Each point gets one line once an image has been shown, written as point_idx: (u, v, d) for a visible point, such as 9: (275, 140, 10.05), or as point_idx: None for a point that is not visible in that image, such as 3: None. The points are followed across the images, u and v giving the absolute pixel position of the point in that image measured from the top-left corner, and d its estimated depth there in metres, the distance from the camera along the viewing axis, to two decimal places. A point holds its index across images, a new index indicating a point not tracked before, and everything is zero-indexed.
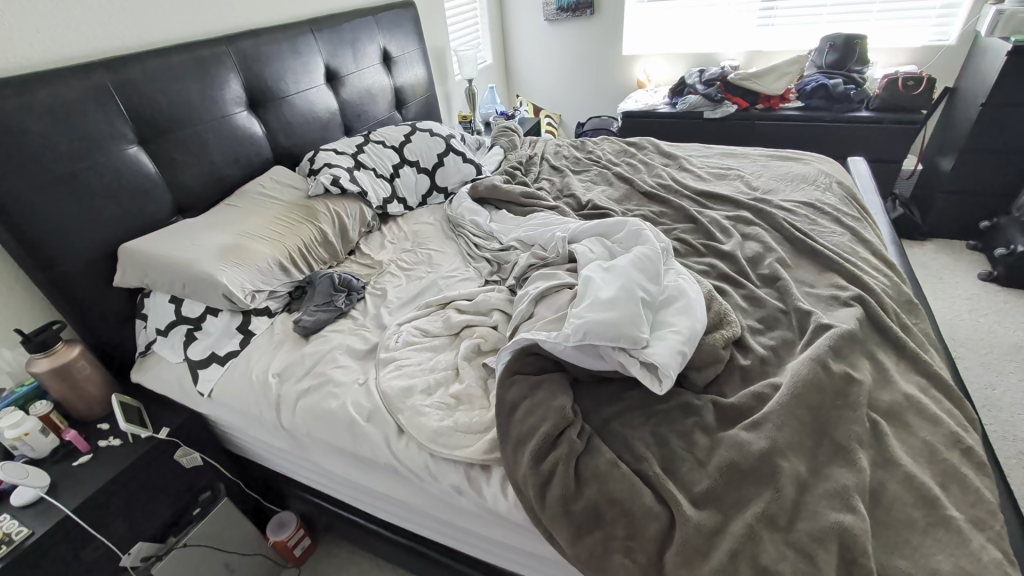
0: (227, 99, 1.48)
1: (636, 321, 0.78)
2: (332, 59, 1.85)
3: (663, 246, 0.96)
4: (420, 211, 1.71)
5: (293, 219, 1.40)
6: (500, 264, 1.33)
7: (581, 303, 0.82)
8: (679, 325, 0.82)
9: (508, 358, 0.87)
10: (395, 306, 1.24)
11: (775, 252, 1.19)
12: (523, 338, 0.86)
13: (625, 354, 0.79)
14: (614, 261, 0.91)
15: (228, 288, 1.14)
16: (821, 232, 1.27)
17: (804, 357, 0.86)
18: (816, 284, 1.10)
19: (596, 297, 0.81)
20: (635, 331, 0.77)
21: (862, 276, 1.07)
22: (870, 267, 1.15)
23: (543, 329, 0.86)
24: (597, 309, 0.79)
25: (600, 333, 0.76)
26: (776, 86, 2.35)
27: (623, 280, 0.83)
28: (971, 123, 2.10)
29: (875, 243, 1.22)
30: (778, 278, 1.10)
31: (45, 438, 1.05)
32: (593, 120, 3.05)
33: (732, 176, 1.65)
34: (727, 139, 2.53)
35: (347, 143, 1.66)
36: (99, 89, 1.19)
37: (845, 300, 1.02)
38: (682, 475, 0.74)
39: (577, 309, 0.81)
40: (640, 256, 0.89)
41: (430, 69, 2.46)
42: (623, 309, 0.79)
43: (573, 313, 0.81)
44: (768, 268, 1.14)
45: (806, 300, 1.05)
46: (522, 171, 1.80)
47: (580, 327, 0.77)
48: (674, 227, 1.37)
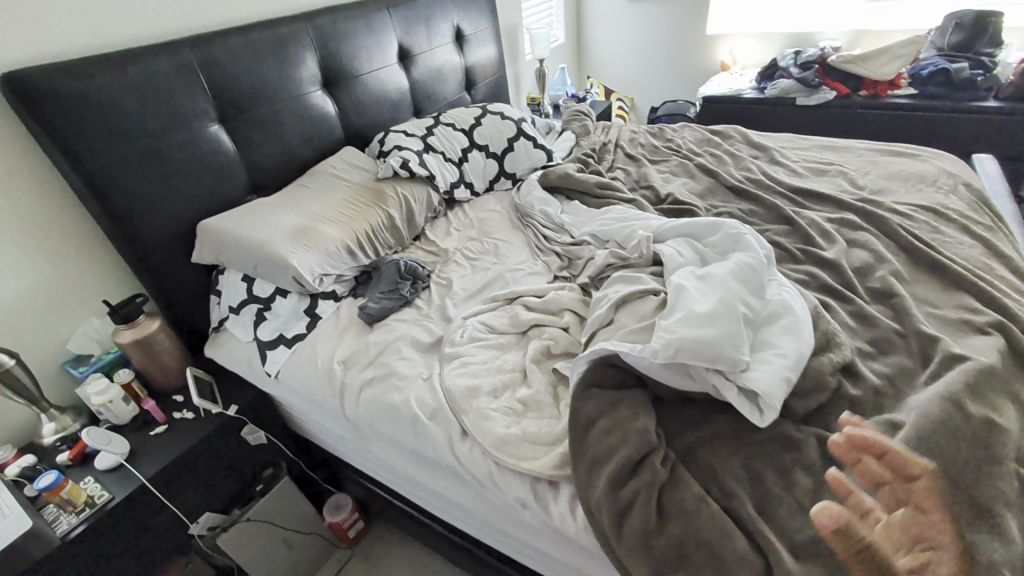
0: (304, 78, 1.47)
1: (736, 341, 0.68)
2: (406, 36, 1.81)
3: (766, 254, 0.85)
4: (487, 198, 1.65)
5: (362, 201, 1.38)
6: (572, 260, 1.26)
7: (670, 315, 0.74)
8: (786, 348, 0.71)
9: (584, 368, 0.81)
10: (461, 297, 1.20)
11: (890, 263, 1.04)
12: (603, 348, 0.79)
13: (721, 377, 0.70)
14: (708, 268, 0.81)
15: (298, 270, 1.14)
16: (945, 242, 1.11)
17: (932, 394, 0.73)
18: (940, 304, 0.95)
19: (690, 309, 0.72)
20: (735, 353, 0.68)
21: (1002, 299, 0.91)
22: (1009, 287, 0.98)
23: (625, 340, 0.78)
24: (690, 324, 0.70)
25: (694, 352, 0.68)
26: (884, 71, 2.12)
27: (722, 291, 0.74)
28: None
29: (1014, 259, 1.04)
30: (895, 294, 0.96)
31: (126, 406, 1.10)
32: (668, 105, 2.88)
33: (833, 172, 1.48)
34: (821, 128, 2.30)
35: (417, 125, 1.63)
36: (185, 66, 1.20)
37: (982, 326, 0.86)
38: (781, 520, 0.65)
39: (665, 321, 0.73)
40: (740, 265, 0.78)
41: (501, 49, 2.38)
42: (722, 325, 0.69)
43: (660, 325, 0.73)
44: (881, 281, 1.00)
45: (930, 322, 0.91)
46: (596, 159, 1.70)
47: (670, 343, 0.69)
48: (766, 229, 1.24)
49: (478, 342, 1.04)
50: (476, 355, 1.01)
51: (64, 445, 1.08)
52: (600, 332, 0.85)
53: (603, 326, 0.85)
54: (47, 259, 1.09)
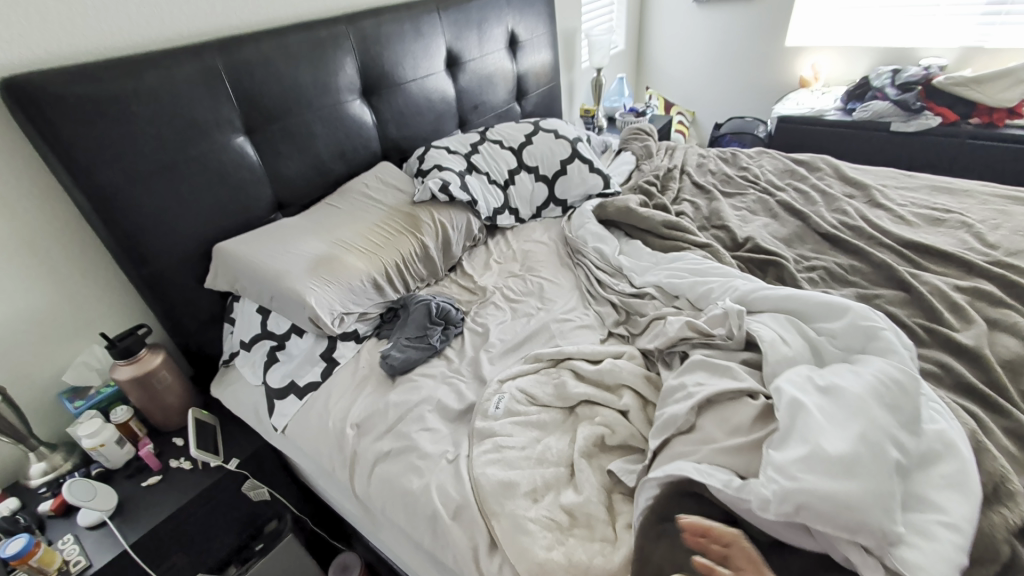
0: (342, 86, 1.33)
1: (891, 505, 0.47)
2: (456, 41, 1.66)
3: (910, 356, 0.63)
4: (534, 226, 1.48)
5: (394, 228, 1.23)
6: (631, 316, 1.07)
7: (785, 447, 0.53)
8: (958, 514, 0.50)
9: (655, 492, 0.61)
10: (497, 352, 1.03)
11: None
12: (685, 473, 0.59)
13: (856, 548, 0.48)
14: (832, 375, 0.60)
15: (315, 311, 0.99)
16: None
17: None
18: None
19: (819, 446, 0.51)
20: (887, 523, 0.47)
21: None
22: None
23: (715, 467, 0.59)
24: (820, 472, 0.49)
25: (825, 517, 0.48)
26: (1002, 97, 1.87)
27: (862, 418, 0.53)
28: None
29: None
30: None
31: (120, 449, 0.99)
32: (734, 121, 2.72)
33: (952, 221, 1.25)
34: (917, 158, 2.07)
35: (461, 141, 1.47)
36: (209, 71, 1.07)
37: None
38: None
39: (778, 456, 0.53)
40: (884, 376, 0.57)
41: (557, 56, 2.21)
42: (867, 478, 0.48)
43: (771, 462, 0.53)
44: None
45: None
46: (659, 188, 1.52)
47: (790, 497, 0.49)
48: (872, 294, 1.02)
49: (515, 417, 0.87)
50: (514, 435, 0.84)
51: (49, 491, 0.97)
52: (676, 440, 0.66)
53: (681, 433, 0.66)
54: (45, 281, 0.98)
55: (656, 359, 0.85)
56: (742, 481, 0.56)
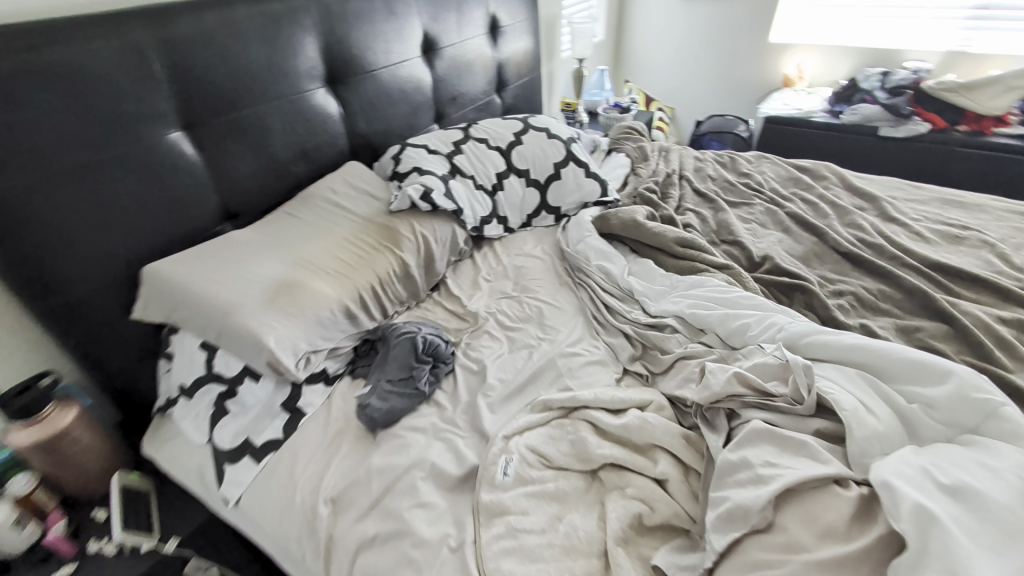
0: (302, 71, 1.12)
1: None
2: (434, 23, 1.46)
3: None
4: (525, 237, 1.33)
5: (368, 243, 1.04)
6: (649, 350, 0.94)
7: None
8: None
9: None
10: (497, 397, 0.87)
11: None
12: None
13: None
14: (953, 467, 0.49)
15: (276, 355, 0.79)
16: None
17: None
18: None
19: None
20: None
21: None
22: None
23: None
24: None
25: None
26: (993, 105, 1.88)
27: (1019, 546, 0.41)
28: None
29: None
30: None
31: (18, 533, 0.75)
32: (714, 120, 2.62)
33: (971, 240, 1.23)
34: (901, 164, 2.06)
35: (442, 139, 1.29)
36: (133, 48, 0.84)
37: None
38: None
39: None
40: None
41: (539, 44, 2.04)
42: None
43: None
44: None
45: None
46: (660, 197, 1.40)
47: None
48: (911, 325, 0.96)
49: (531, 488, 0.72)
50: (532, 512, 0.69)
51: None
52: (750, 541, 0.53)
53: (754, 532, 0.53)
54: None
55: (697, 414, 0.72)
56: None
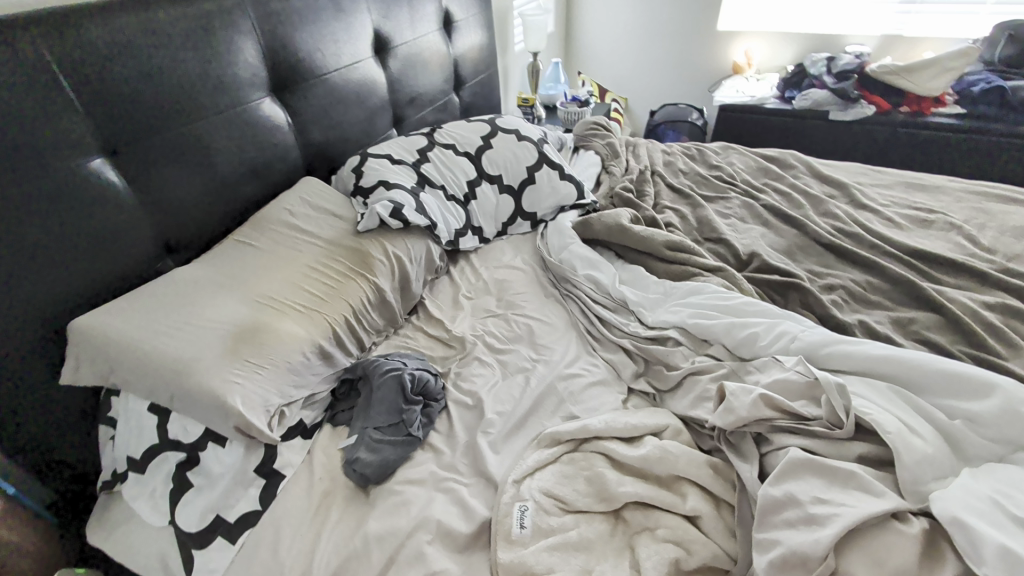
0: (243, 79, 0.98)
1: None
2: (385, 19, 1.34)
3: None
4: (502, 247, 1.24)
5: (336, 269, 0.92)
6: (652, 366, 0.88)
7: None
8: None
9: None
10: (499, 434, 0.79)
11: None
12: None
13: None
14: (1021, 494, 0.47)
15: (245, 417, 0.68)
16: None
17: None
18: None
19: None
20: None
21: None
22: None
23: None
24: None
25: None
26: (928, 87, 1.95)
27: None
28: None
29: None
30: None
31: None
32: (667, 108, 2.61)
33: (939, 222, 1.25)
34: (852, 147, 2.12)
35: (406, 147, 1.19)
36: (33, 61, 0.70)
37: None
38: None
39: None
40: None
41: (494, 38, 1.94)
42: None
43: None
44: None
45: None
46: (637, 195, 1.36)
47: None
48: (905, 317, 0.96)
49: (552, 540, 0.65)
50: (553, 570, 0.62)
51: None
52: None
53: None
54: None
55: (720, 440, 0.67)
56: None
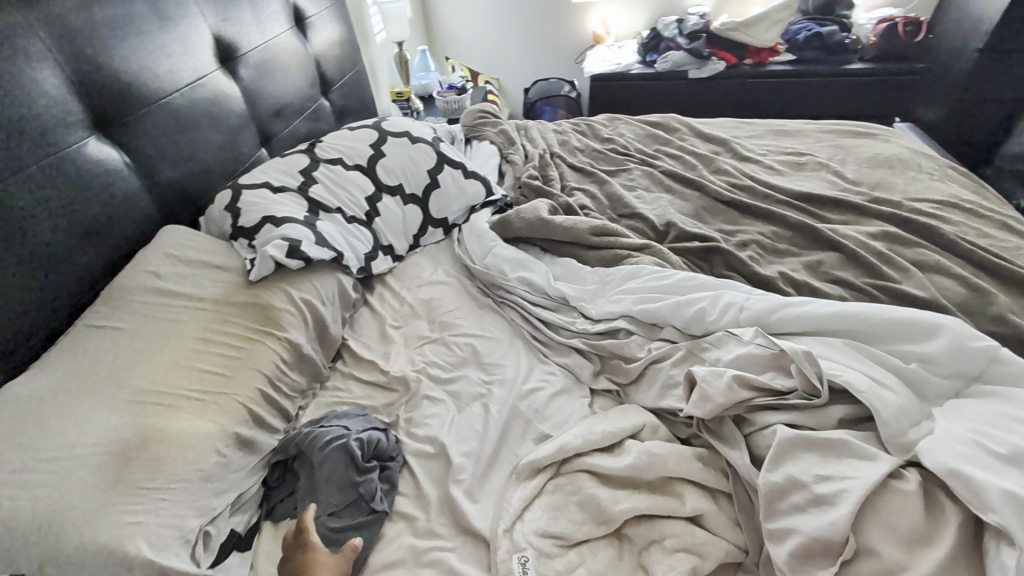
0: (50, 118, 0.76)
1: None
2: (225, 22, 1.13)
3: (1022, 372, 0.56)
4: (418, 261, 1.13)
5: (235, 334, 0.76)
6: (609, 361, 0.83)
7: None
8: None
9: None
10: (472, 479, 0.70)
11: (996, 296, 0.83)
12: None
13: None
14: (998, 431, 0.50)
15: (159, 563, 0.53)
16: (1005, 249, 0.94)
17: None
18: None
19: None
20: None
21: None
22: None
23: None
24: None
25: None
26: (766, 38, 2.14)
27: None
28: (963, 70, 1.99)
29: None
30: None
31: None
32: (540, 85, 2.61)
33: (810, 164, 1.28)
34: (714, 101, 2.26)
35: (285, 170, 1.02)
36: None
37: None
38: None
39: None
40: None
41: (353, 31, 1.77)
42: None
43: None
44: (1005, 323, 0.78)
45: None
46: (544, 181, 1.30)
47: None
48: (813, 260, 0.97)
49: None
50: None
51: None
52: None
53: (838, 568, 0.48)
54: None
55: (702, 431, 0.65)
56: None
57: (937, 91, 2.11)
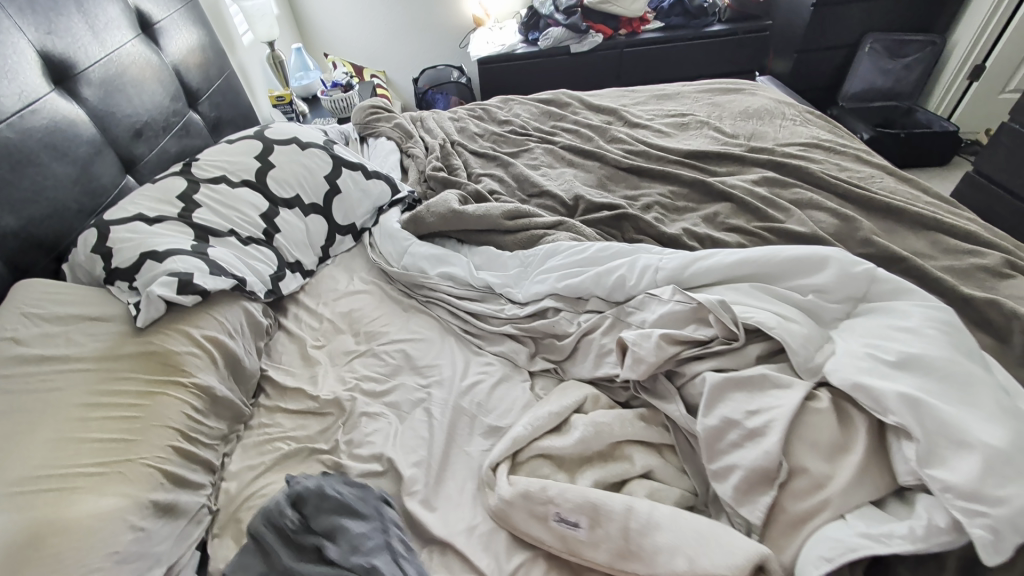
0: None
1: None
2: (52, 36, 0.97)
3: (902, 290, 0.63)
4: (331, 274, 1.06)
5: (130, 391, 0.67)
6: (542, 341, 0.83)
7: (945, 462, 0.46)
8: None
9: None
10: (427, 488, 0.68)
11: (860, 221, 0.94)
12: (867, 549, 0.45)
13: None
14: (886, 342, 0.57)
15: None
16: (863, 178, 1.06)
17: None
18: (933, 253, 0.87)
19: (982, 445, 0.45)
20: None
21: (973, 230, 0.88)
22: (945, 208, 0.97)
23: (871, 521, 0.47)
24: (1010, 476, 0.43)
25: None
26: (634, 8, 2.24)
27: (971, 396, 0.50)
28: (806, 23, 2.22)
29: (920, 181, 1.05)
30: (903, 257, 0.85)
31: None
32: (429, 74, 2.55)
33: (693, 123, 1.36)
34: (600, 73, 2.34)
35: (160, 196, 0.91)
36: None
37: (999, 269, 0.80)
38: None
39: (951, 477, 0.45)
40: (932, 330, 0.56)
41: (214, 33, 1.60)
42: None
43: (948, 488, 0.44)
44: (872, 244, 0.88)
45: (955, 279, 0.81)
46: (449, 171, 1.27)
47: (1015, 526, 0.41)
48: (710, 213, 1.03)
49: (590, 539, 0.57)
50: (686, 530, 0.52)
51: None
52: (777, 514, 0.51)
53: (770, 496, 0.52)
54: None
55: (639, 392, 0.67)
56: (909, 517, 0.47)
57: (786, 46, 2.34)
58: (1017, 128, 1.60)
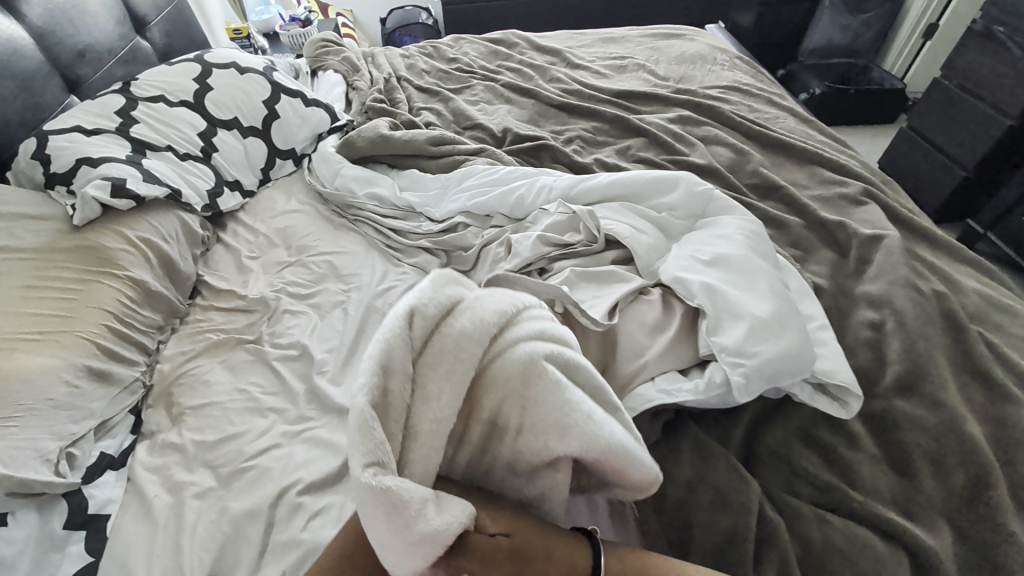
0: None
1: (808, 340, 0.58)
2: None
3: (734, 210, 0.75)
4: (270, 194, 1.13)
5: (66, 277, 0.75)
6: (452, 253, 0.92)
7: (724, 330, 0.58)
8: (821, 336, 0.66)
9: None
10: (336, 369, 0.79)
11: (753, 155, 1.02)
12: (662, 400, 0.56)
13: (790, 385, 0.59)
14: (707, 246, 0.68)
15: (18, 476, 0.57)
16: (769, 119, 1.14)
17: (892, 270, 0.75)
18: (809, 184, 0.97)
19: (751, 316, 0.58)
20: (809, 361, 0.57)
21: (848, 165, 0.98)
22: (833, 148, 1.06)
23: (670, 378, 0.58)
24: (768, 336, 0.56)
25: (780, 372, 0.55)
26: None
27: (763, 281, 0.62)
28: None
29: (819, 123, 1.14)
30: (778, 186, 0.94)
31: None
32: (396, 14, 2.53)
33: (630, 66, 1.42)
34: (565, 18, 2.34)
35: (98, 110, 0.96)
36: None
37: (857, 197, 0.90)
38: (868, 481, 0.58)
39: (727, 340, 0.57)
40: (741, 236, 0.68)
41: None
42: (790, 333, 0.57)
43: (723, 348, 0.57)
44: (757, 176, 0.98)
45: (819, 206, 0.92)
46: (390, 103, 1.33)
47: (759, 372, 0.54)
48: (624, 146, 1.11)
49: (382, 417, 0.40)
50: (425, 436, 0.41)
51: None
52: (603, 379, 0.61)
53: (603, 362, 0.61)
54: None
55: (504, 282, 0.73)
56: (699, 377, 0.58)
57: None
58: (945, 85, 1.68)
